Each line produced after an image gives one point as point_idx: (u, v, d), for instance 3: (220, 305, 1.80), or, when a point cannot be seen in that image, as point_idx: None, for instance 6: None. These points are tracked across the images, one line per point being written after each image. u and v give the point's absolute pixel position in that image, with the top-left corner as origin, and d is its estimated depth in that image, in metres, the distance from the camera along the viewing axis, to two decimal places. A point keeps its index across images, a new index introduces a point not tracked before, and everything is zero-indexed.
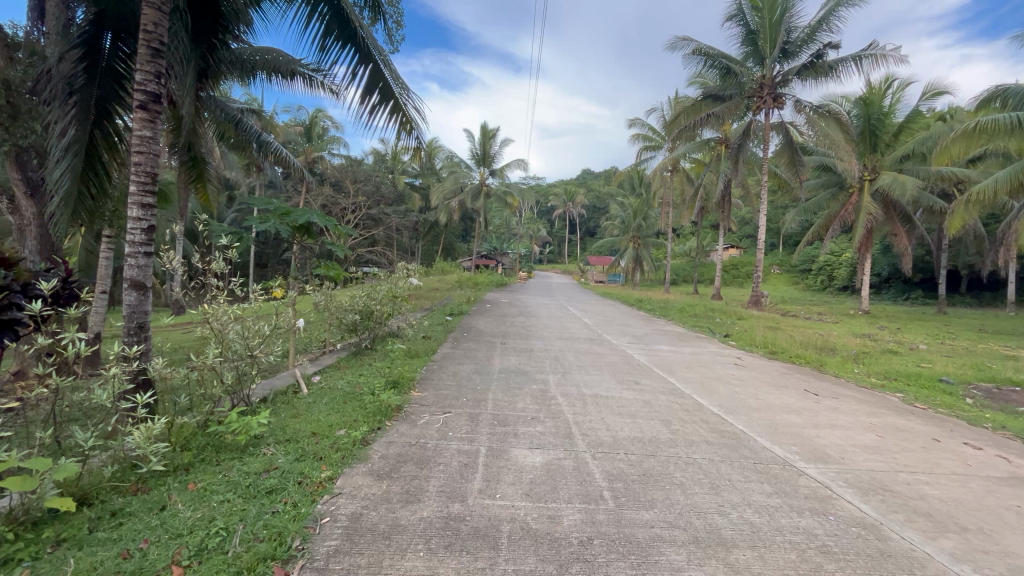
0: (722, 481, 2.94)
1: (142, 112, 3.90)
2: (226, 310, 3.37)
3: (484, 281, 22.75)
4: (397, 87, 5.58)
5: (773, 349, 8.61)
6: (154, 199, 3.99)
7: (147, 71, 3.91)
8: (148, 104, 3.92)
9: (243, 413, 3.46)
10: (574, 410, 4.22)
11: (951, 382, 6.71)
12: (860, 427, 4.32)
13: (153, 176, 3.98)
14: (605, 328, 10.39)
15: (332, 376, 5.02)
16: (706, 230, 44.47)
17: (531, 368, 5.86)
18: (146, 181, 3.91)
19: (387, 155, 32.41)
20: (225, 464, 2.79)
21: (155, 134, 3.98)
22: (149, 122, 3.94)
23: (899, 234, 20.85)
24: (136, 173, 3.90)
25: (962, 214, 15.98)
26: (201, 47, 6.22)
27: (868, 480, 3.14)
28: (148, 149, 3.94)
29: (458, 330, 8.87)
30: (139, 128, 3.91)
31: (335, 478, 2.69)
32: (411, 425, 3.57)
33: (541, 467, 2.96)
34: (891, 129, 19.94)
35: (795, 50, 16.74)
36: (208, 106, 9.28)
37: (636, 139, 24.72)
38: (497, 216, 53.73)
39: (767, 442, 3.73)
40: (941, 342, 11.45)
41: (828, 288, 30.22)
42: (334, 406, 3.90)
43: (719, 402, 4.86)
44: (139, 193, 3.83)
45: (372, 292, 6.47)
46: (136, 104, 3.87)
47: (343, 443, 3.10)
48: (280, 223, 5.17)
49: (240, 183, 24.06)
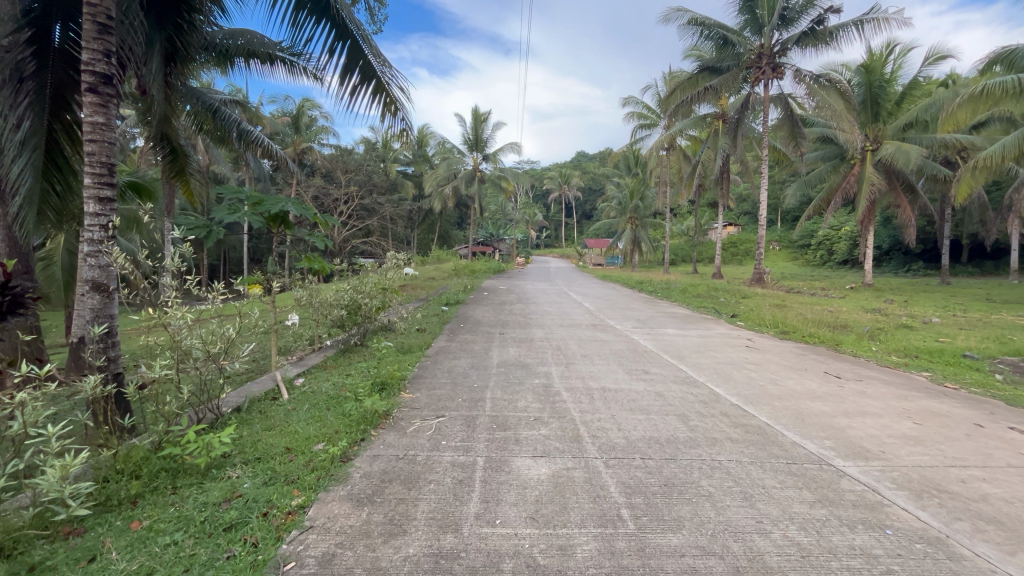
0: (756, 489, 2.56)
1: (92, 96, 3.39)
2: (183, 314, 2.92)
3: (482, 269, 22.31)
4: (380, 65, 5.09)
5: (784, 329, 8.22)
6: (114, 192, 3.51)
7: (94, 49, 3.40)
8: (97, 86, 3.40)
9: (205, 430, 3.07)
10: (580, 407, 3.84)
11: (975, 357, 6.37)
12: (894, 414, 3.95)
13: (112, 167, 3.50)
14: (607, 313, 9.99)
15: (317, 377, 4.63)
16: (704, 208, 44.09)
17: (531, 360, 5.47)
18: (102, 173, 3.42)
19: (378, 144, 31.70)
20: (182, 493, 2.41)
21: (109, 120, 3.49)
22: (101, 107, 3.44)
23: (902, 205, 20.39)
24: (90, 164, 3.41)
25: (968, 180, 15.44)
26: (166, 28, 5.71)
27: (919, 480, 2.77)
28: (102, 135, 3.44)
29: (453, 320, 8.45)
30: (89, 114, 3.40)
31: (307, 506, 2.30)
32: (400, 433, 3.19)
33: (547, 481, 2.57)
34: (894, 96, 19.35)
35: (795, 16, 16.06)
36: (182, 95, 8.66)
37: (631, 117, 24.13)
38: (493, 202, 53.13)
39: (795, 437, 3.36)
40: (954, 314, 11.14)
41: (829, 262, 29.86)
42: (314, 414, 3.52)
43: (737, 391, 4.48)
44: (93, 185, 3.34)
45: (359, 285, 6.03)
46: (84, 87, 3.36)
47: (323, 460, 2.72)
48: (252, 215, 4.69)
49: (227, 177, 23.45)
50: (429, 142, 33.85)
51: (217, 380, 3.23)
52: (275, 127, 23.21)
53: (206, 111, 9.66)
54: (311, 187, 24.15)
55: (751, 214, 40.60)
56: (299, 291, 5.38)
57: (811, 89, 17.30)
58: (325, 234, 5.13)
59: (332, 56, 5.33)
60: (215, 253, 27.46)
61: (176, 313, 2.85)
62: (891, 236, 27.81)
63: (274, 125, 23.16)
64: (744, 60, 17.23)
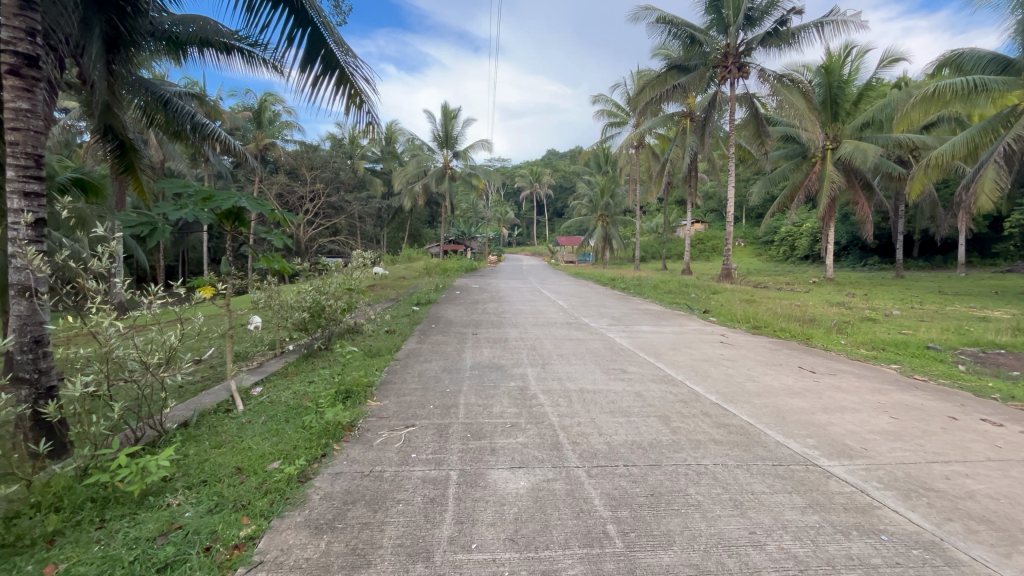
0: (746, 496, 2.44)
1: (14, 79, 2.97)
2: (114, 322, 2.60)
3: (453, 267, 21.94)
4: (343, 55, 4.80)
5: (756, 323, 8.28)
6: (42, 185, 3.09)
7: (15, 27, 2.96)
8: (20, 69, 2.98)
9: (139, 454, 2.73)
10: (559, 410, 3.66)
11: (939, 349, 6.53)
12: (871, 408, 3.94)
13: (39, 158, 3.08)
14: (581, 311, 9.88)
15: (276, 386, 4.30)
16: (672, 206, 44.85)
17: (506, 361, 5.26)
18: (25, 164, 2.99)
19: (345, 140, 30.89)
20: (110, 527, 2.10)
21: (36, 108, 3.06)
22: (25, 92, 3.01)
23: (860, 202, 21.12)
24: (12, 155, 2.99)
25: (921, 178, 15.99)
26: (107, 11, 5.21)
27: (905, 478, 2.71)
28: (27, 124, 3.01)
29: (424, 321, 8.16)
30: (11, 99, 2.99)
31: (258, 536, 2.04)
32: (366, 447, 2.93)
33: (526, 496, 2.38)
34: (851, 97, 20.04)
35: (759, 17, 16.35)
36: (128, 83, 8.04)
37: (600, 115, 24.25)
38: (465, 200, 52.68)
39: (779, 436, 3.27)
40: (913, 307, 11.53)
41: (792, 258, 30.79)
42: (270, 428, 3.23)
43: (715, 389, 4.40)
44: (16, 178, 2.93)
45: (322, 286, 5.68)
46: (3, 69, 2.94)
47: (278, 481, 2.45)
48: (201, 211, 4.33)
49: (184, 174, 22.35)
50: (398, 139, 33.21)
51: (159, 394, 2.92)
52: (235, 122, 22.19)
53: (157, 103, 8.99)
54: (274, 185, 23.27)
55: (717, 211, 41.59)
56: (255, 293, 5.04)
57: (775, 88, 17.69)
58: (284, 233, 4.80)
59: (291, 44, 4.98)
60: (172, 254, 26.16)
61: (102, 321, 2.51)
62: (849, 232, 28.91)
63: (234, 120, 22.16)
64: (712, 59, 17.46)
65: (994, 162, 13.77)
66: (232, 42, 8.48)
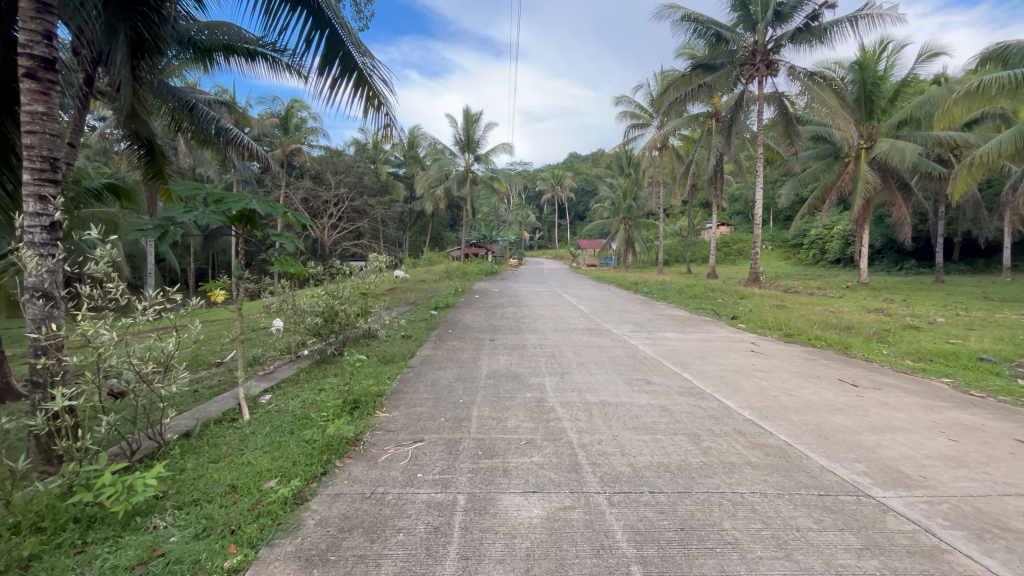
0: (791, 533, 2.15)
1: (31, 82, 2.87)
2: (108, 327, 2.47)
3: (474, 270, 21.80)
4: (361, 56, 4.66)
5: (789, 331, 7.83)
6: (59, 190, 2.97)
7: (32, 31, 2.86)
8: (37, 72, 2.87)
9: (127, 471, 2.59)
10: (578, 426, 3.40)
11: (993, 361, 6.00)
12: (925, 429, 3.57)
13: (55, 162, 2.96)
14: (603, 316, 9.58)
15: (286, 394, 4.17)
16: (696, 208, 43.96)
17: (523, 370, 5.03)
18: (43, 169, 2.87)
19: (369, 145, 31.30)
20: (88, 553, 1.95)
21: (52, 111, 2.96)
22: (41, 95, 2.90)
23: (897, 204, 20.16)
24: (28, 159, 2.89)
25: (965, 178, 15.04)
26: (132, 17, 5.17)
27: (974, 515, 2.38)
28: (43, 128, 2.90)
29: (442, 326, 7.99)
30: (28, 103, 2.88)
31: (243, 568, 1.86)
32: (370, 465, 2.74)
33: (540, 528, 2.15)
34: (888, 93, 19.16)
35: (789, 12, 15.72)
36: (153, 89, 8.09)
37: (623, 117, 23.88)
38: (486, 204, 52.72)
39: (822, 460, 2.95)
40: (958, 314, 10.85)
41: (822, 261, 29.71)
42: (272, 441, 3.08)
43: (748, 404, 4.07)
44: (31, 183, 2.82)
45: (336, 290, 5.56)
46: (19, 73, 2.84)
47: (270, 504, 2.27)
48: (210, 213, 4.22)
49: (213, 179, 22.92)
50: (420, 143, 33.42)
51: (156, 405, 2.79)
52: (262, 128, 22.59)
53: (182, 109, 8.98)
54: (299, 189, 23.70)
55: (743, 214, 40.53)
56: (267, 297, 4.96)
57: (806, 86, 17.01)
58: (297, 237, 4.66)
59: (310, 46, 4.86)
60: (203, 257, 26.85)
61: (93, 327, 2.38)
62: (884, 235, 27.74)
63: (260, 126, 22.57)
64: (738, 57, 16.93)
65: None
66: (256, 48, 8.39)
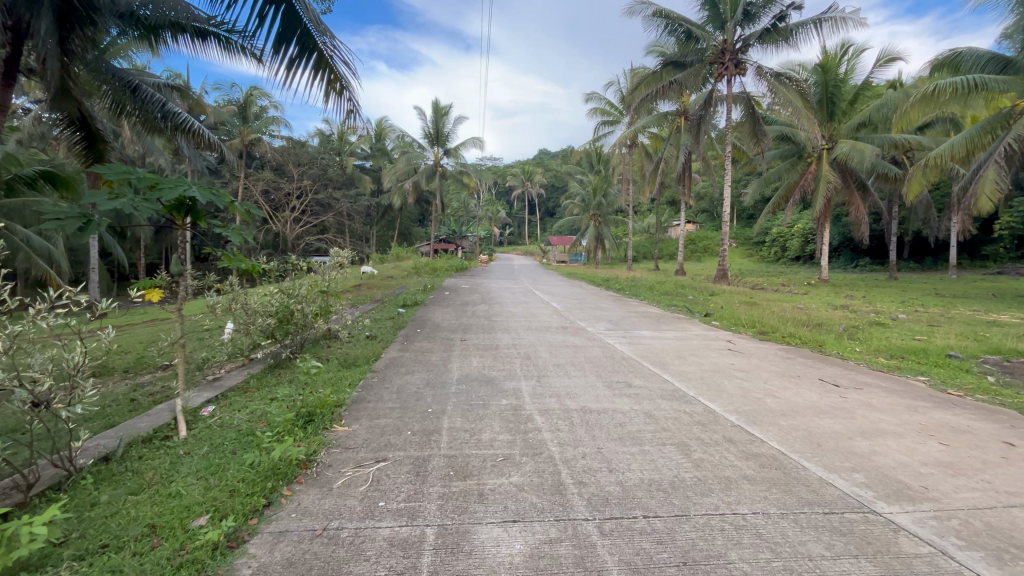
0: (802, 564, 1.92)
1: None
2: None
3: (443, 266, 21.31)
4: (320, 34, 4.19)
5: (763, 329, 7.78)
6: None
7: None
8: None
9: (17, 513, 2.14)
10: (559, 438, 3.11)
11: (961, 358, 6.07)
12: (915, 432, 3.45)
13: None
14: (576, 314, 9.36)
15: (232, 406, 3.71)
16: (663, 205, 44.69)
17: (497, 373, 4.70)
18: None
19: (334, 136, 30.25)
20: None
21: None
22: None
23: (856, 203, 20.80)
24: None
25: (919, 179, 15.42)
26: None
27: (987, 532, 2.21)
28: None
29: (409, 325, 7.59)
30: None
31: None
32: (324, 493, 2.36)
33: (522, 569, 1.84)
34: (848, 96, 19.72)
35: (758, 12, 15.85)
36: (93, 64, 7.28)
37: (593, 113, 23.77)
38: (456, 199, 51.96)
39: (820, 472, 2.76)
40: (918, 310, 11.18)
41: (783, 258, 30.63)
42: (209, 464, 2.66)
43: (734, 408, 3.87)
44: None
45: (292, 288, 5.09)
46: None
47: (195, 552, 1.87)
48: (143, 201, 3.69)
49: (164, 168, 21.52)
50: (388, 135, 32.53)
51: (61, 426, 2.34)
52: (219, 116, 21.36)
53: (123, 89, 7.87)
54: (260, 181, 22.57)
55: (708, 212, 41.38)
56: (213, 296, 4.46)
57: (772, 86, 17.26)
58: (246, 230, 4.16)
59: (264, 22, 4.35)
60: (154, 251, 25.32)
61: None
62: (842, 234, 28.79)
63: (216, 114, 21.36)
64: (707, 56, 17.00)
65: (995, 163, 13.37)
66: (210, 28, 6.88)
